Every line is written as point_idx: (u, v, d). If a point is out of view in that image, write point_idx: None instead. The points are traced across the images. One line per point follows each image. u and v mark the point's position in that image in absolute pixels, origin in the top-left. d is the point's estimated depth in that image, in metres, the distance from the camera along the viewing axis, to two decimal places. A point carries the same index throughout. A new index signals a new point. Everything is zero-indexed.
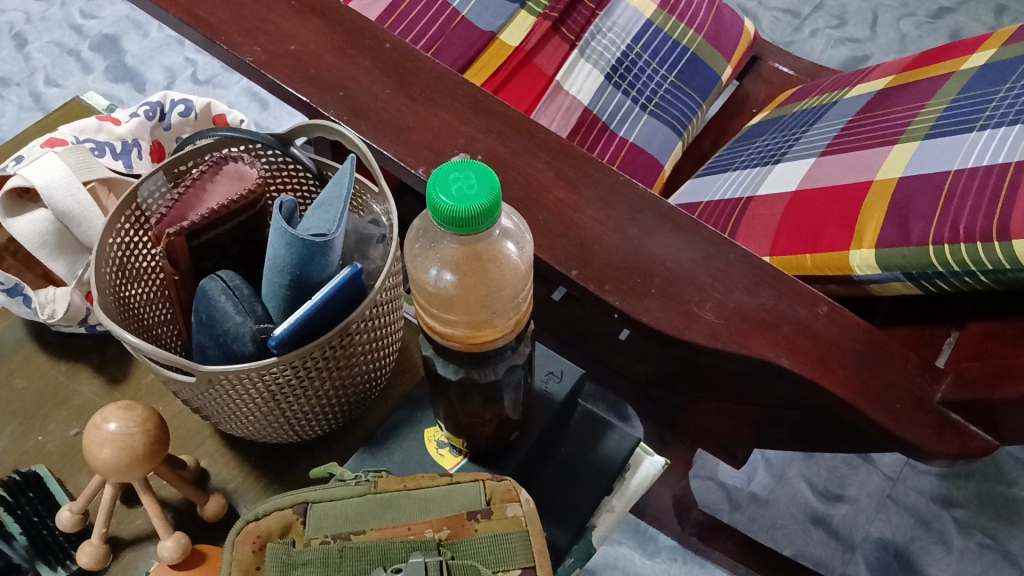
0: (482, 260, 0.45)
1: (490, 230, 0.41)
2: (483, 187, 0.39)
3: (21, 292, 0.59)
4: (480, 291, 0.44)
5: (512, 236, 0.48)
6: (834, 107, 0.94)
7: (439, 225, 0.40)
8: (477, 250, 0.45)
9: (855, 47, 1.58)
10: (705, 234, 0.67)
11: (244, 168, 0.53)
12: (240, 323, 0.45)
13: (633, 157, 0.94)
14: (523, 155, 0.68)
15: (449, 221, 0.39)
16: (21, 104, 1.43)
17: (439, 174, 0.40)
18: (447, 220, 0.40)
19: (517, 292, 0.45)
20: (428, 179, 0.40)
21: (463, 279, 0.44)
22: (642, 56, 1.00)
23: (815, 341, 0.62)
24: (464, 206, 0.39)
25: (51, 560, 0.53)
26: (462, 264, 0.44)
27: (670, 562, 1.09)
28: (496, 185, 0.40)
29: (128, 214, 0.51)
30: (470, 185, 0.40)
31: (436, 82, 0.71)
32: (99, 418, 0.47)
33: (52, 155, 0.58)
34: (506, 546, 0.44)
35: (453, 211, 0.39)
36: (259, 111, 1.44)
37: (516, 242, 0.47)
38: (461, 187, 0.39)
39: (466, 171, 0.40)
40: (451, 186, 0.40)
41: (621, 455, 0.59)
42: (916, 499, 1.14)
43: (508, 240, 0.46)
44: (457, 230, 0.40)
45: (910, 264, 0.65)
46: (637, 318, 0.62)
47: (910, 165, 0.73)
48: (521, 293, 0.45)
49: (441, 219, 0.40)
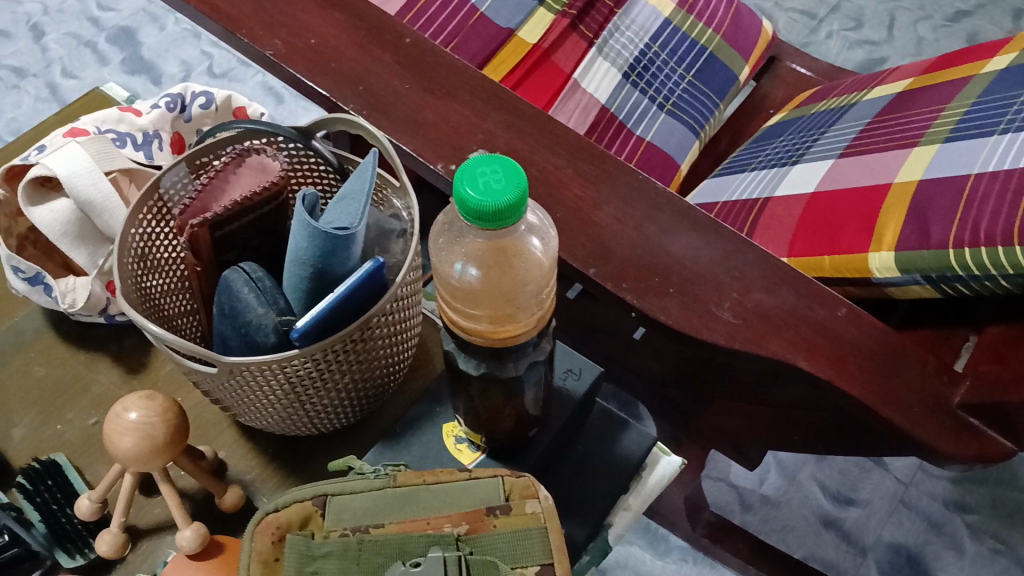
0: (508, 255, 0.45)
1: (519, 223, 0.40)
2: (510, 182, 0.39)
3: (42, 280, 0.60)
4: (504, 284, 0.44)
5: (538, 230, 0.47)
6: (853, 109, 0.94)
7: (466, 220, 0.40)
8: (502, 245, 0.44)
9: (872, 49, 1.58)
10: (725, 234, 0.66)
11: (266, 160, 0.53)
12: (262, 315, 0.45)
13: (650, 156, 0.94)
14: (542, 152, 0.69)
15: (477, 216, 0.39)
16: (38, 95, 1.44)
17: (466, 170, 0.40)
18: (476, 215, 0.39)
19: (541, 289, 0.45)
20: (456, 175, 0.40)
21: (489, 273, 0.44)
22: (660, 55, 1.00)
23: (832, 341, 0.63)
24: (490, 201, 0.39)
25: (70, 548, 0.54)
26: (487, 258, 0.44)
27: (680, 562, 1.09)
28: (524, 178, 0.40)
29: (150, 205, 0.51)
30: (497, 180, 0.39)
31: (455, 78, 0.71)
32: (121, 408, 0.47)
33: (75, 145, 0.58)
34: (525, 542, 0.45)
35: (482, 206, 0.39)
36: (275, 105, 1.45)
37: (540, 238, 0.47)
38: (489, 181, 0.39)
39: (493, 166, 0.40)
40: (478, 181, 0.39)
41: (638, 454, 0.58)
42: (929, 503, 1.14)
43: (533, 235, 0.46)
44: (485, 225, 0.40)
45: (929, 267, 0.65)
46: (654, 316, 0.63)
47: (929, 168, 0.73)
48: (544, 289, 0.45)
49: (469, 215, 0.40)
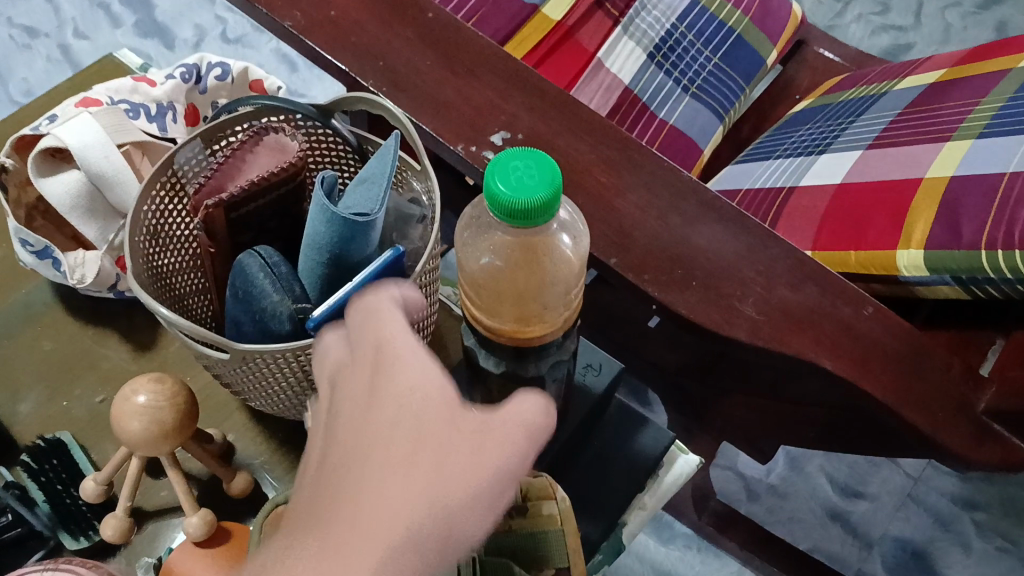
0: (536, 253, 0.43)
1: (551, 223, 0.39)
2: (545, 177, 0.38)
3: (51, 254, 0.58)
4: (532, 282, 0.43)
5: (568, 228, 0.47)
6: (883, 99, 0.92)
7: (498, 218, 0.38)
8: (531, 242, 0.43)
9: (898, 35, 1.54)
10: (751, 226, 0.65)
11: (284, 139, 0.52)
12: (277, 301, 0.44)
13: (672, 141, 0.92)
14: (565, 136, 0.67)
15: (509, 212, 0.38)
16: (50, 56, 1.42)
17: (499, 162, 0.38)
18: (508, 212, 0.38)
19: (569, 289, 0.44)
20: (487, 169, 0.39)
21: (515, 270, 0.43)
22: (686, 35, 0.97)
23: (857, 341, 0.61)
24: (526, 197, 0.37)
25: (74, 529, 0.53)
26: (514, 255, 0.43)
27: (684, 549, 1.09)
28: (559, 175, 0.38)
29: (164, 182, 0.50)
30: (531, 175, 0.38)
31: (478, 56, 0.69)
32: (129, 390, 0.46)
33: (87, 116, 0.56)
34: (541, 544, 0.46)
35: (515, 202, 0.37)
36: (288, 74, 1.42)
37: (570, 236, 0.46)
38: (522, 177, 0.38)
39: (526, 160, 0.38)
40: (510, 175, 0.38)
41: (656, 452, 0.57)
42: (937, 499, 1.13)
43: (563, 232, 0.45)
44: (517, 223, 0.38)
45: (959, 268, 0.63)
46: (675, 309, 0.61)
47: (961, 164, 0.71)
48: (572, 290, 0.44)
49: (500, 213, 0.38)
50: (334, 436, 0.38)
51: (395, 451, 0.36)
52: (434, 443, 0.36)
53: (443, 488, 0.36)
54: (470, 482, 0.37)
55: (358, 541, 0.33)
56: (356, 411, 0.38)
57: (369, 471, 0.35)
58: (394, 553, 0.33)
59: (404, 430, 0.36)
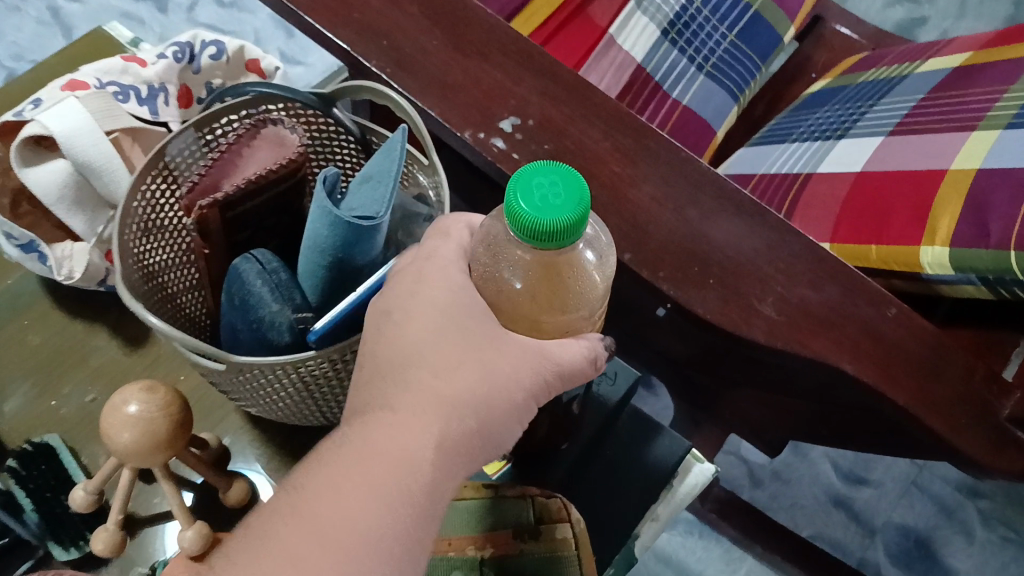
0: (564, 281, 0.41)
1: (575, 243, 0.38)
2: (571, 197, 0.37)
3: (37, 248, 0.56)
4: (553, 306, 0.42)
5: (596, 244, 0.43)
6: (905, 82, 0.88)
7: (521, 237, 0.37)
8: (561, 272, 0.41)
9: (913, 7, 1.50)
10: (772, 221, 0.62)
11: (284, 132, 0.49)
12: (276, 311, 0.43)
13: (685, 122, 0.89)
14: (578, 121, 0.63)
15: (535, 233, 0.36)
16: (39, 18, 1.37)
17: (521, 179, 0.37)
18: (533, 232, 0.37)
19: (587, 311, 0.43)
20: (509, 185, 0.38)
21: (540, 293, 0.41)
22: (701, 11, 0.93)
23: (880, 344, 0.58)
24: (551, 216, 0.36)
25: (64, 541, 0.52)
26: (541, 281, 0.41)
27: (686, 535, 1.08)
28: (585, 195, 0.37)
29: (155, 174, 0.47)
30: (556, 194, 0.37)
31: (487, 35, 0.66)
32: (119, 400, 0.44)
33: (74, 100, 0.54)
34: (556, 566, 0.50)
35: (540, 221, 0.36)
36: (284, 39, 1.37)
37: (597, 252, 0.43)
38: (547, 195, 0.37)
39: (550, 177, 0.37)
40: (534, 193, 0.37)
41: (670, 463, 0.59)
42: (941, 487, 1.12)
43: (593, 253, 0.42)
44: (542, 243, 0.37)
45: (986, 268, 0.61)
46: (692, 308, 0.58)
47: (990, 155, 0.68)
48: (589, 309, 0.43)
49: (523, 232, 0.37)
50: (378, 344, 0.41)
51: (442, 359, 0.40)
52: (478, 354, 0.40)
53: (482, 390, 0.40)
54: (507, 391, 0.40)
55: (411, 431, 0.38)
56: (398, 318, 0.41)
57: (418, 375, 0.40)
58: (446, 441, 0.38)
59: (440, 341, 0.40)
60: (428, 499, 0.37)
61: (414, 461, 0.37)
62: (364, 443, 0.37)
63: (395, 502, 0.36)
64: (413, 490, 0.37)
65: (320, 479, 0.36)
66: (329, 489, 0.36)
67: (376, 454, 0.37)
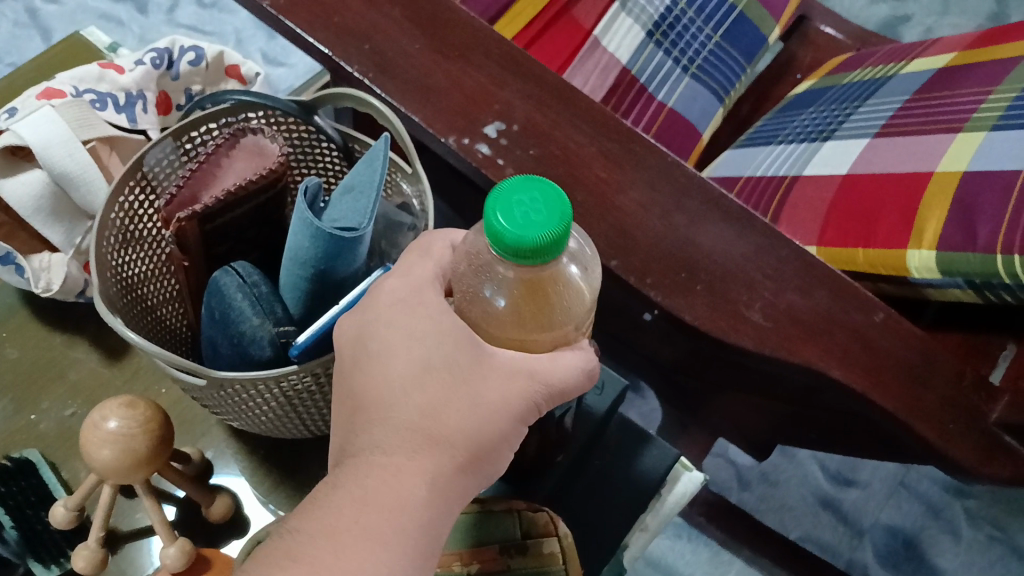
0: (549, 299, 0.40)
1: (558, 260, 0.38)
2: (552, 212, 0.37)
3: (13, 260, 0.56)
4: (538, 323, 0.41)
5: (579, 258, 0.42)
6: (890, 82, 0.88)
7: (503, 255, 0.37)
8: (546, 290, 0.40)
9: (896, 5, 1.50)
10: (759, 225, 0.61)
11: (264, 142, 0.48)
12: (257, 325, 0.42)
13: (671, 125, 0.88)
14: (563, 125, 0.63)
15: (518, 250, 0.36)
16: (16, 19, 1.35)
17: (500, 197, 0.37)
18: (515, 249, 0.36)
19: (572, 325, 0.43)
20: (487, 203, 0.37)
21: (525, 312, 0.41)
22: (686, 12, 0.92)
23: (869, 350, 0.58)
24: (533, 232, 0.36)
25: (45, 558, 0.52)
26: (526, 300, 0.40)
27: (674, 538, 1.08)
28: (567, 208, 0.37)
29: (132, 186, 0.46)
30: (537, 210, 0.37)
31: (470, 38, 0.65)
32: (98, 416, 0.43)
33: (49, 110, 0.54)
34: None
35: (522, 239, 0.36)
36: (266, 40, 1.36)
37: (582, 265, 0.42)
38: (527, 212, 0.37)
39: (529, 193, 0.37)
40: (514, 210, 0.37)
41: (659, 472, 0.60)
42: (929, 487, 1.12)
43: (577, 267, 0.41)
44: (525, 260, 0.37)
45: (973, 272, 0.61)
46: (680, 315, 0.58)
47: (976, 158, 0.68)
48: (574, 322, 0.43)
49: (504, 248, 0.37)
50: (362, 375, 0.41)
51: (427, 389, 0.40)
52: (464, 381, 0.40)
53: (468, 422, 0.39)
54: (496, 417, 0.40)
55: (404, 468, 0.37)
56: (378, 348, 0.41)
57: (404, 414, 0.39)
58: (438, 478, 0.38)
59: (421, 380, 0.40)
60: (422, 539, 0.37)
61: (407, 499, 0.37)
62: (355, 489, 0.37)
63: (391, 540, 0.36)
64: (411, 529, 0.37)
65: (314, 522, 0.36)
66: (324, 527, 0.36)
67: (369, 488, 0.37)
